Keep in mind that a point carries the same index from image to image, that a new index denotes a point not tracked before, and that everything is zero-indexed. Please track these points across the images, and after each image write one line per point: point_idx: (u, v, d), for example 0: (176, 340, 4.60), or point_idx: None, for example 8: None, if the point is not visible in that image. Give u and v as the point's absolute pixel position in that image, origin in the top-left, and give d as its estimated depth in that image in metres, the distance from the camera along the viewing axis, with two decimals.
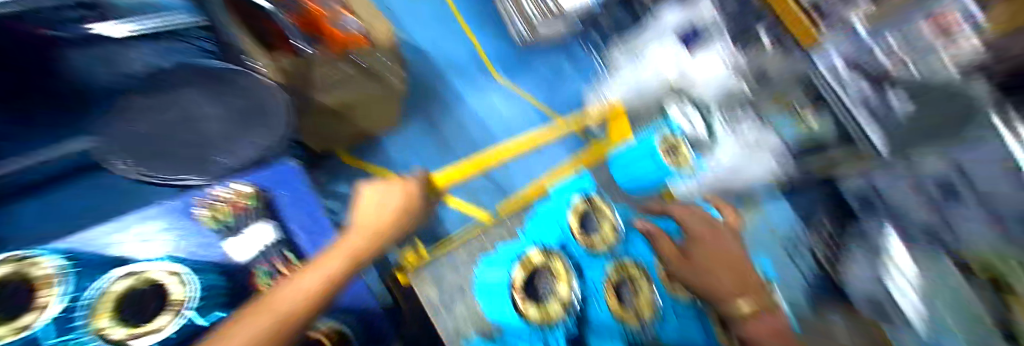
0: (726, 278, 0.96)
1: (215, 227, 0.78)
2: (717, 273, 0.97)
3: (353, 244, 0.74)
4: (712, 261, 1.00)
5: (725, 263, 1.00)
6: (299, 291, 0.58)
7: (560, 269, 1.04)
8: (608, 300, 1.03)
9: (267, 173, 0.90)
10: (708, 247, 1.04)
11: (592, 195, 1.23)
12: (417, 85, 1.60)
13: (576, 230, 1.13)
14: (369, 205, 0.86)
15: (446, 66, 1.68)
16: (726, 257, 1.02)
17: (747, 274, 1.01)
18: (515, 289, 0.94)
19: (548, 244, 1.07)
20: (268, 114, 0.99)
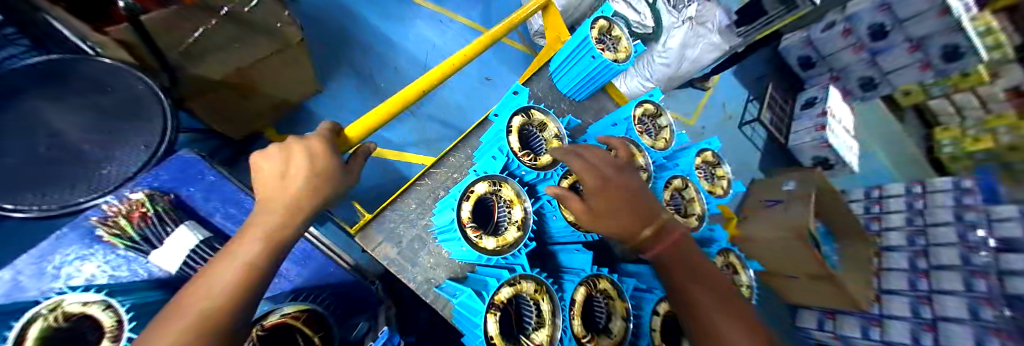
0: (633, 216, 1.03)
1: (120, 242, 1.09)
2: (618, 216, 1.02)
3: (266, 224, 0.68)
4: (616, 200, 1.03)
5: (627, 199, 1.05)
6: (213, 290, 0.55)
7: (512, 195, 1.09)
8: (563, 211, 1.19)
9: (163, 173, 1.22)
10: (614, 198, 1.03)
11: (530, 109, 1.26)
12: (358, 49, 2.60)
13: (519, 150, 1.15)
14: (272, 173, 0.74)
15: (381, 28, 2.77)
16: (628, 192, 1.07)
17: (641, 197, 1.10)
18: (465, 221, 0.97)
19: (493, 173, 1.08)
20: (132, 107, 1.28)
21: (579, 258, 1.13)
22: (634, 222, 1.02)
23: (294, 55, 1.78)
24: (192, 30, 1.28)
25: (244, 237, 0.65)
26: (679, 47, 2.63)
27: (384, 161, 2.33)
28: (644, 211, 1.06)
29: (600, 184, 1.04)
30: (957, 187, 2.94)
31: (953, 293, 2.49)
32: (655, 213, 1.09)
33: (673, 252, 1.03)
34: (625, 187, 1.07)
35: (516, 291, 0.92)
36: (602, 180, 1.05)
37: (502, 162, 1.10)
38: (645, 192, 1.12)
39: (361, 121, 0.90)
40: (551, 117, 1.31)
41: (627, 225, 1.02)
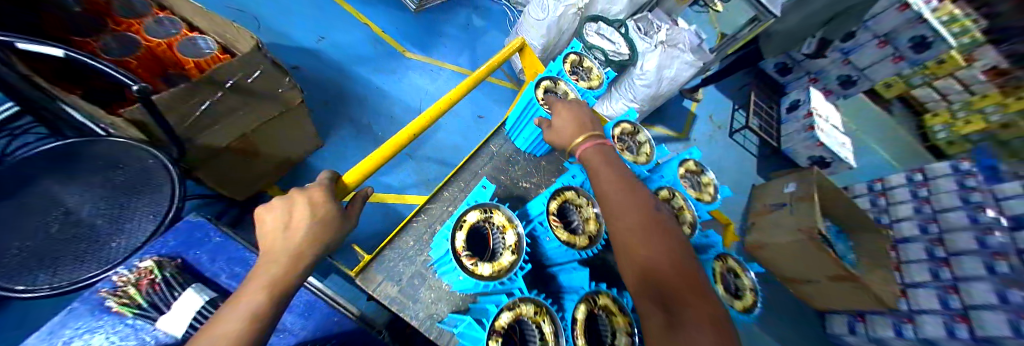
0: (575, 128, 1.16)
1: (128, 313, 1.06)
2: (563, 126, 1.18)
3: (269, 273, 0.70)
4: (565, 114, 1.21)
5: (574, 118, 1.19)
6: (225, 337, 0.57)
7: (504, 221, 1.08)
8: (557, 232, 1.11)
9: (175, 234, 1.26)
10: (565, 114, 1.21)
11: (556, 81, 1.50)
12: (360, 101, 2.78)
13: (542, 99, 1.36)
14: (275, 224, 0.76)
15: (376, 79, 2.95)
16: (577, 112, 1.22)
17: (586, 118, 1.22)
18: (457, 252, 0.97)
19: (485, 201, 1.09)
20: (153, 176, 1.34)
21: (577, 277, 1.10)
22: (575, 132, 1.14)
23: (293, 117, 1.89)
24: (198, 104, 1.38)
25: (247, 288, 0.67)
26: (656, 69, 2.77)
27: (384, 205, 2.36)
28: (589, 127, 1.17)
29: (561, 108, 1.24)
30: (956, 171, 2.92)
31: (976, 278, 2.40)
32: (596, 128, 1.18)
33: (602, 155, 1.06)
34: (576, 110, 1.23)
35: (516, 315, 0.91)
36: (563, 104, 1.25)
37: (491, 190, 1.12)
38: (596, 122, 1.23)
39: (359, 166, 0.95)
40: (572, 88, 1.54)
41: (565, 134, 1.15)
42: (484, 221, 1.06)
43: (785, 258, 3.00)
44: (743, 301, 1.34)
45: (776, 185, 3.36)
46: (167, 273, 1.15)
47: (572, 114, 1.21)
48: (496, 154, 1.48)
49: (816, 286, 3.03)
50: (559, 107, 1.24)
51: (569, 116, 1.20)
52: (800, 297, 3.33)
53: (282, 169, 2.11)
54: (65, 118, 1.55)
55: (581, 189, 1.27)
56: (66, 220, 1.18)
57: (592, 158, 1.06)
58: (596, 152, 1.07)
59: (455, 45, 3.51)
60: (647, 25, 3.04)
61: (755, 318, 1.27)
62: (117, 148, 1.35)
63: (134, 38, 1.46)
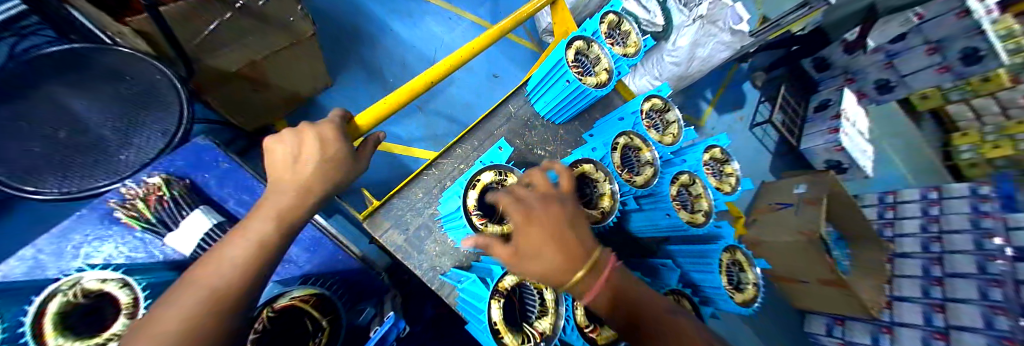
0: (558, 257, 0.65)
1: (140, 226, 1.13)
2: (535, 263, 0.65)
3: (278, 204, 0.71)
4: (542, 233, 0.67)
5: (554, 233, 0.67)
6: (228, 260, 0.59)
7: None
8: None
9: (179, 160, 1.26)
10: (532, 236, 0.66)
11: (590, 43, 1.40)
12: (373, 43, 2.66)
13: (571, 60, 1.27)
14: (285, 157, 0.74)
15: (390, 21, 2.79)
16: (550, 226, 0.68)
17: (562, 223, 0.70)
18: (468, 211, 0.98)
19: (501, 163, 1.08)
20: (163, 94, 1.34)
21: None
22: (565, 268, 0.65)
23: (303, 50, 1.80)
24: (207, 23, 1.31)
25: (256, 215, 0.68)
26: (690, 46, 2.59)
27: (391, 155, 2.36)
28: (573, 244, 0.68)
29: (520, 215, 0.69)
30: (973, 194, 2.86)
31: (966, 301, 2.46)
32: (585, 245, 0.71)
33: (613, 285, 0.70)
34: (544, 219, 0.69)
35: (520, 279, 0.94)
36: (520, 207, 0.70)
37: (506, 153, 1.10)
38: (575, 224, 0.74)
39: (371, 109, 0.91)
40: (605, 53, 1.43)
41: (551, 269, 0.65)
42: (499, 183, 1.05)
43: (778, 258, 3.04)
44: (743, 295, 1.37)
45: (785, 184, 3.31)
46: (174, 193, 1.17)
47: (545, 228, 0.68)
48: (514, 115, 1.42)
49: (805, 287, 3.09)
50: (516, 218, 0.69)
51: (548, 234, 0.67)
52: (786, 295, 3.39)
53: (295, 102, 2.08)
54: (61, 17, 1.48)
55: (599, 163, 1.22)
56: (74, 128, 1.23)
57: (606, 302, 0.70)
58: (606, 286, 0.69)
59: None
60: None
61: (751, 311, 1.32)
62: (121, 60, 1.31)
63: None
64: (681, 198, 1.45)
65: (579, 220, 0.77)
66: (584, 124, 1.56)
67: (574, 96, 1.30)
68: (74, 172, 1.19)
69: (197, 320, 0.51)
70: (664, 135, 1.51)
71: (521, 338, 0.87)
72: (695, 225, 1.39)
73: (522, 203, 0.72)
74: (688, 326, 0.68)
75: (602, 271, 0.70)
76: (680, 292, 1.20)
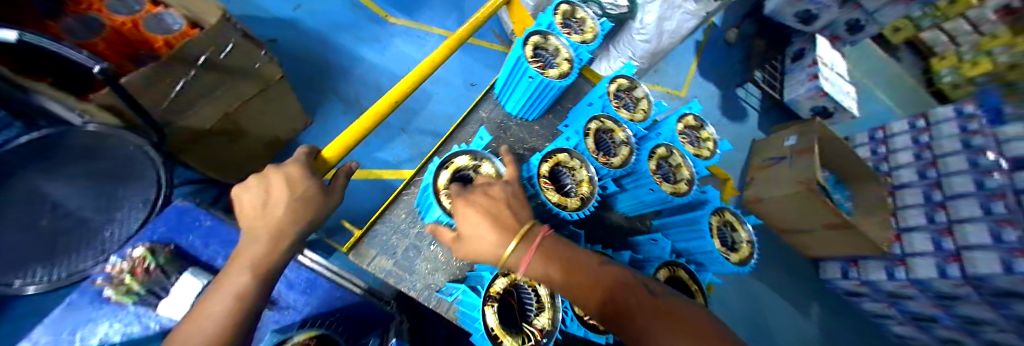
0: (489, 232, 0.75)
1: (130, 300, 1.10)
2: (475, 239, 0.76)
3: (252, 253, 0.77)
4: (475, 215, 0.78)
5: (488, 213, 0.79)
6: (211, 315, 0.69)
7: (491, 173, 1.08)
8: (548, 194, 1.09)
9: (162, 226, 1.26)
10: (471, 218, 0.79)
11: (546, 36, 1.43)
12: (344, 74, 2.67)
13: (530, 57, 1.29)
14: (254, 205, 0.81)
15: (357, 49, 2.80)
16: (490, 207, 0.81)
17: (498, 205, 0.82)
18: (439, 191, 1.00)
19: (477, 149, 1.11)
20: (137, 162, 1.37)
21: None
22: (496, 240, 0.74)
23: (276, 93, 1.82)
24: (173, 83, 1.32)
25: (233, 268, 0.76)
26: (656, 22, 2.59)
27: (381, 181, 2.36)
28: (508, 220, 0.79)
29: (459, 202, 0.84)
30: (958, 114, 2.91)
31: (971, 220, 2.49)
32: (519, 221, 0.80)
33: (547, 250, 0.75)
34: (483, 203, 0.82)
35: (511, 280, 0.94)
36: (461, 196, 0.85)
37: (486, 142, 1.14)
38: (514, 206, 0.85)
39: (338, 140, 0.94)
40: (564, 43, 1.46)
41: (487, 243, 0.75)
42: (474, 167, 1.09)
43: (783, 211, 3.09)
44: (740, 254, 1.38)
45: (775, 138, 3.36)
46: (161, 260, 1.16)
47: (481, 209, 0.80)
48: (486, 120, 1.44)
49: (814, 236, 3.12)
50: (459, 203, 0.83)
51: (482, 213, 0.79)
52: (797, 246, 3.43)
53: (276, 146, 2.10)
54: (24, 106, 1.49)
55: (574, 151, 1.23)
56: (55, 214, 1.23)
57: (542, 266, 0.73)
58: (540, 252, 0.75)
59: (441, 7, 3.30)
60: None
61: (749, 269, 1.32)
62: (93, 138, 1.34)
63: (99, 19, 1.41)
64: (662, 171, 1.45)
65: (522, 202, 0.90)
66: (557, 116, 1.58)
67: (540, 90, 1.29)
68: (58, 260, 1.19)
69: None
70: (633, 112, 1.51)
71: (521, 338, 0.86)
72: (679, 195, 1.38)
73: (464, 192, 0.87)
74: (617, 274, 0.73)
75: (534, 238, 0.76)
76: (674, 263, 1.21)
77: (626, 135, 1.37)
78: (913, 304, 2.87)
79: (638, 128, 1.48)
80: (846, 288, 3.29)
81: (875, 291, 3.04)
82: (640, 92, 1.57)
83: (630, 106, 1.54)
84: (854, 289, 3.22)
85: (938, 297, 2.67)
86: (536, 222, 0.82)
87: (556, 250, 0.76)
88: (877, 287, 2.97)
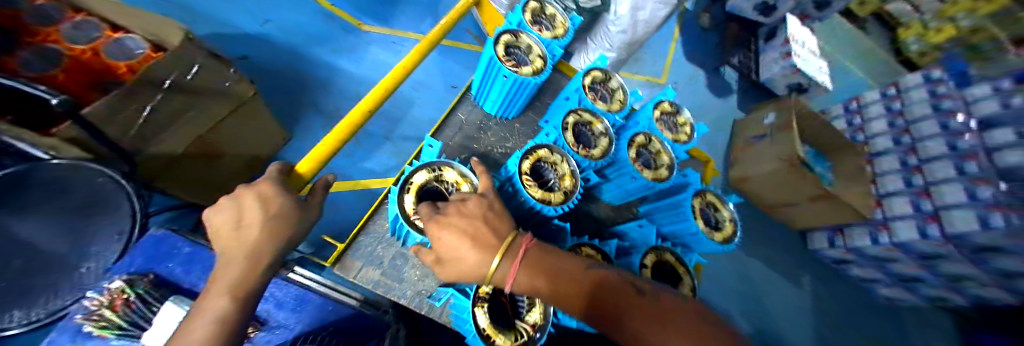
0: (470, 254, 0.77)
1: (114, 335, 1.06)
2: (456, 261, 0.78)
3: (229, 277, 0.76)
4: (453, 237, 0.79)
5: (466, 233, 0.80)
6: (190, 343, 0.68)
7: (456, 177, 1.09)
8: (530, 190, 1.10)
9: (139, 258, 1.22)
10: (448, 241, 0.79)
11: (518, 34, 1.44)
12: (322, 87, 2.62)
13: (503, 57, 1.30)
14: (227, 226, 0.79)
15: (333, 60, 2.76)
16: (465, 227, 0.81)
17: (475, 222, 0.82)
18: (409, 215, 0.99)
19: (433, 160, 1.10)
20: (108, 193, 1.31)
21: None
22: (478, 260, 0.76)
23: (251, 111, 1.77)
24: (140, 110, 1.27)
25: (210, 294, 0.74)
26: (630, 11, 2.62)
27: (368, 192, 2.34)
28: (486, 237, 0.80)
29: (432, 225, 0.83)
30: (927, 80, 3.04)
31: (947, 181, 2.59)
32: (499, 235, 0.81)
33: (531, 263, 0.77)
34: (457, 223, 0.82)
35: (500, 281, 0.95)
36: (434, 218, 0.84)
37: (438, 148, 1.13)
38: (491, 220, 0.85)
39: (311, 155, 0.93)
40: (535, 40, 1.47)
41: (469, 264, 0.77)
42: (435, 179, 1.09)
43: (768, 187, 3.17)
44: (724, 233, 1.41)
45: (756, 116, 3.44)
46: (142, 290, 1.13)
47: (459, 229, 0.80)
48: (465, 122, 1.44)
49: (799, 209, 3.21)
50: (433, 228, 0.82)
51: (462, 233, 0.79)
52: (783, 220, 3.53)
53: (256, 165, 2.06)
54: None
55: (554, 146, 1.24)
56: (28, 253, 1.19)
57: (528, 279, 0.75)
58: (524, 265, 0.76)
59: (416, 12, 3.28)
60: None
61: (734, 246, 1.35)
62: (61, 171, 1.28)
63: (56, 48, 1.36)
64: (643, 159, 1.46)
65: (499, 213, 0.90)
66: (537, 112, 1.59)
67: (515, 89, 1.30)
68: (36, 299, 1.15)
69: None
70: (609, 103, 1.53)
71: (513, 336, 0.88)
72: (661, 181, 1.39)
73: (436, 212, 0.87)
74: (599, 272, 0.75)
75: (516, 253, 0.78)
76: (659, 246, 1.23)
77: (604, 127, 1.39)
78: (899, 266, 2.99)
79: (615, 118, 1.51)
80: (833, 257, 3.41)
81: (861, 257, 3.16)
82: (615, 83, 1.59)
83: (606, 98, 1.55)
84: (841, 257, 3.34)
85: (922, 257, 2.78)
86: (515, 235, 0.83)
87: (537, 260, 0.78)
88: (862, 253, 3.08)
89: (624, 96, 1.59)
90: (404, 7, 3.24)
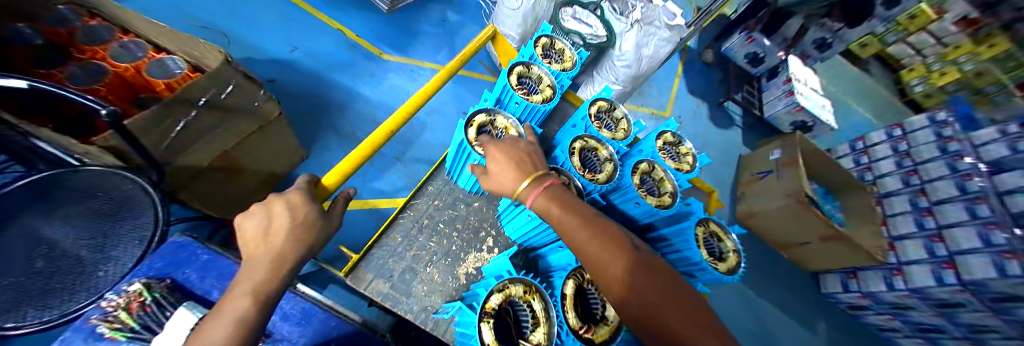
0: (509, 175, 1.02)
1: (123, 338, 1.05)
2: (501, 173, 1.03)
3: (252, 280, 0.78)
4: (501, 159, 1.05)
5: (513, 158, 1.06)
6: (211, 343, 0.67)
7: (506, 123, 1.30)
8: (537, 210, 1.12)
9: (158, 263, 1.24)
10: (500, 158, 1.06)
11: (530, 66, 1.52)
12: (340, 110, 2.74)
13: (514, 85, 1.40)
14: (256, 231, 0.85)
15: (353, 84, 2.91)
16: (514, 154, 1.08)
17: (522, 154, 1.09)
18: (472, 142, 1.19)
19: (489, 107, 1.32)
20: (133, 196, 1.35)
21: (563, 255, 1.13)
22: (516, 175, 1.01)
23: (272, 130, 1.86)
24: (173, 125, 1.35)
25: (234, 294, 0.76)
26: (634, 48, 2.79)
27: (377, 211, 2.37)
28: (530, 165, 1.06)
29: (492, 148, 1.09)
30: (932, 122, 3.06)
31: (960, 224, 2.52)
32: (536, 167, 1.06)
33: (551, 195, 0.96)
34: (511, 150, 1.09)
35: (506, 296, 0.93)
36: (494, 142, 1.11)
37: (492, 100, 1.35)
38: (534, 155, 1.12)
39: (336, 169, 1.05)
40: (545, 72, 1.55)
41: (508, 180, 1.01)
42: (491, 123, 1.29)
43: (776, 223, 3.13)
44: (729, 263, 1.39)
45: (763, 153, 3.47)
46: (158, 295, 1.15)
47: (507, 156, 1.06)
48: None
49: (811, 248, 3.14)
50: (492, 149, 1.09)
51: (508, 159, 1.06)
52: (794, 259, 3.44)
53: (272, 181, 2.13)
54: (21, 148, 1.51)
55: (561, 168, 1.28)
56: (50, 254, 1.22)
57: (545, 204, 0.95)
58: (545, 194, 0.96)
59: (433, 43, 3.48)
60: (622, 4, 3.03)
61: (739, 278, 1.31)
62: (93, 178, 1.34)
63: (101, 65, 1.46)
64: (646, 186, 1.50)
65: (540, 159, 1.14)
66: (545, 138, 1.66)
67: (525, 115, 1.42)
68: (55, 299, 1.15)
69: None
70: (614, 131, 1.58)
71: None
72: (665, 207, 1.40)
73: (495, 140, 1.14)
74: (605, 222, 0.90)
75: (542, 183, 0.99)
76: None
77: (608, 153, 1.42)
78: (919, 315, 2.82)
79: (622, 146, 1.56)
80: (849, 301, 3.27)
81: (879, 303, 3.02)
82: (618, 114, 1.65)
83: (611, 127, 1.61)
84: (857, 302, 3.20)
85: (941, 306, 2.62)
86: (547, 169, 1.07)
87: (561, 193, 0.98)
88: (880, 299, 2.95)
89: (627, 126, 1.63)
90: (423, 38, 3.46)
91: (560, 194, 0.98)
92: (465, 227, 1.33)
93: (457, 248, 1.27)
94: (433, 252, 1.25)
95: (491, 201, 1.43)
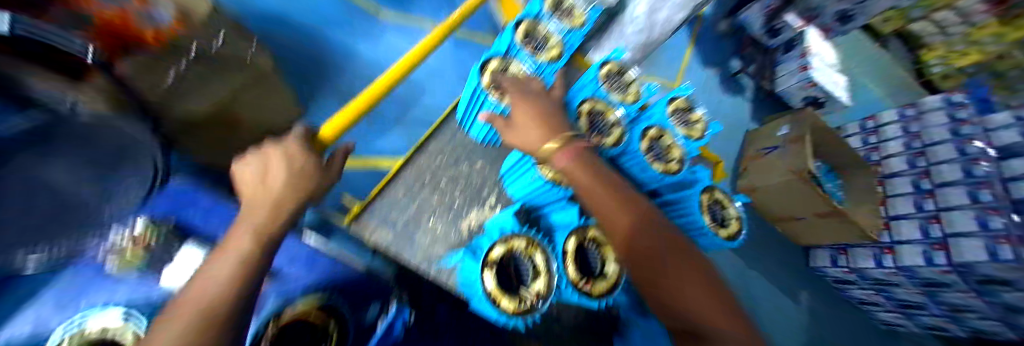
0: (535, 135, 1.20)
1: None
2: (528, 129, 1.21)
3: (254, 221, 0.86)
4: (528, 118, 1.23)
5: (538, 119, 1.24)
6: (217, 273, 0.71)
7: (520, 70, 1.44)
8: (542, 170, 1.28)
9: None
10: (527, 118, 1.23)
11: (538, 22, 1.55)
12: (337, 69, 2.64)
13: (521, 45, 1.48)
14: (253, 178, 0.97)
15: (352, 42, 2.79)
16: (537, 111, 1.26)
17: (546, 115, 1.27)
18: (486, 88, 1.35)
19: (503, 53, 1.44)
20: (131, 147, 1.41)
21: (568, 213, 1.22)
22: (541, 135, 1.19)
23: (271, 85, 1.82)
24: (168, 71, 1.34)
25: (237, 233, 0.83)
26: (647, 13, 2.64)
27: (378, 171, 2.36)
28: (554, 126, 1.24)
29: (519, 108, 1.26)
30: (947, 103, 2.98)
31: (959, 207, 2.55)
32: (560, 127, 1.24)
33: (571, 154, 1.15)
34: (536, 110, 1.27)
35: (509, 248, 1.01)
36: (523, 104, 1.27)
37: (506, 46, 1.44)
38: (553, 114, 1.29)
39: (331, 123, 1.09)
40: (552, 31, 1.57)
41: (535, 137, 1.20)
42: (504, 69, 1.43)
43: (776, 199, 3.15)
44: (728, 230, 1.44)
45: (770, 128, 3.42)
46: None
47: (533, 117, 1.24)
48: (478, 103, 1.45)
49: (805, 224, 3.19)
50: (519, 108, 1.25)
51: (534, 120, 1.23)
52: (789, 234, 3.50)
53: None
54: None
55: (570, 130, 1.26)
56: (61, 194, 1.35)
57: (566, 161, 1.14)
58: (566, 153, 1.15)
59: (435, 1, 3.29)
60: None
61: (740, 243, 1.37)
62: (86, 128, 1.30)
63: None
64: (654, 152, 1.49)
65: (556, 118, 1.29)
66: None
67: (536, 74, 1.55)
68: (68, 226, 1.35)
69: (188, 321, 0.60)
70: (625, 94, 1.55)
71: (516, 299, 0.97)
72: (670, 173, 1.45)
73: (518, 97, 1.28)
74: (607, 177, 1.15)
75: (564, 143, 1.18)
76: None
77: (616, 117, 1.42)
78: (903, 290, 2.92)
79: (630, 109, 1.53)
80: (835, 275, 3.37)
81: (864, 278, 3.12)
82: (632, 76, 1.60)
83: (621, 88, 1.55)
84: (843, 276, 3.30)
85: (925, 284, 2.73)
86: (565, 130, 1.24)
87: (579, 150, 1.18)
88: (867, 274, 3.04)
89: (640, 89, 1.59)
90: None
91: (576, 150, 1.18)
92: (468, 186, 1.33)
93: (459, 204, 1.28)
94: (435, 206, 1.26)
95: (494, 162, 1.42)
